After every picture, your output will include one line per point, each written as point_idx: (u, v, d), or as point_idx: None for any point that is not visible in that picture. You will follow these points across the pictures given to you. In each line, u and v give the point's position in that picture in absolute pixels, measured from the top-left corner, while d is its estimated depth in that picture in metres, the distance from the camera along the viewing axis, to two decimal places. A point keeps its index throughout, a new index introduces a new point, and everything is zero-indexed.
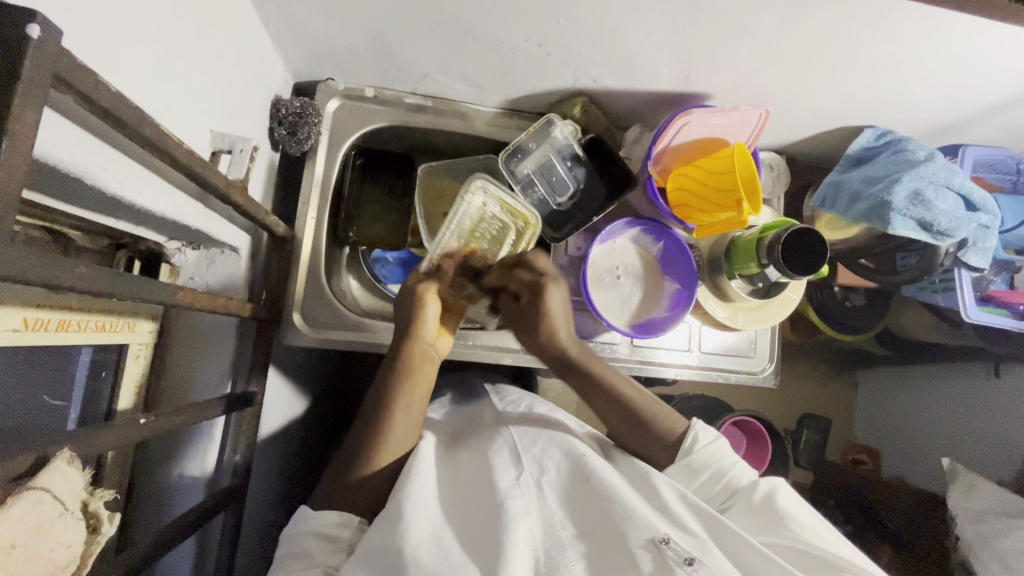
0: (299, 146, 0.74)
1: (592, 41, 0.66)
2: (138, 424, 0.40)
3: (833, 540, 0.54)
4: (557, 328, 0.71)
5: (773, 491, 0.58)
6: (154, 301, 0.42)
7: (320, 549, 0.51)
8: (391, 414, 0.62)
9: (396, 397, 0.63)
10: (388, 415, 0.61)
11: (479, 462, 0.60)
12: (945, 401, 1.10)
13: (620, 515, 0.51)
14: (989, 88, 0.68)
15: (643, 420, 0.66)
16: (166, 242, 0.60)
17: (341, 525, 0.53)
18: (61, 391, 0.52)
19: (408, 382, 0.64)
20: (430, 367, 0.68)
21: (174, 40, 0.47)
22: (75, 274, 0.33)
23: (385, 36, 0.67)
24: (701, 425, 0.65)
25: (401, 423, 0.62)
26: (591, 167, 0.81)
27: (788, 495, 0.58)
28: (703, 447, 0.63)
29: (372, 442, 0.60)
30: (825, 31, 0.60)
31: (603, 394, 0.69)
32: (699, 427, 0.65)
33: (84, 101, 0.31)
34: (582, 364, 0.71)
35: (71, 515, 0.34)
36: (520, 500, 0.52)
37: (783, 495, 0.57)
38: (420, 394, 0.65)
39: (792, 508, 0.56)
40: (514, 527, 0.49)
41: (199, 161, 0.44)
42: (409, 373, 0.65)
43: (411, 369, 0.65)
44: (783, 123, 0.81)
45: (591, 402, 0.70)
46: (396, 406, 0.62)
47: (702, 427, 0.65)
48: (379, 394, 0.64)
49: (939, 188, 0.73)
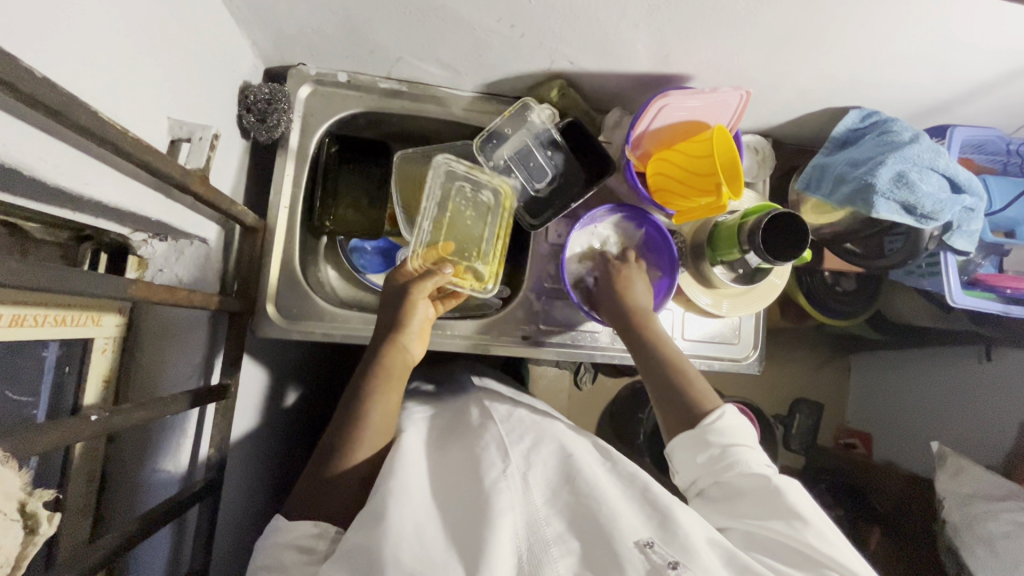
0: (270, 134, 0.72)
1: (566, 21, 0.64)
2: (89, 421, 0.39)
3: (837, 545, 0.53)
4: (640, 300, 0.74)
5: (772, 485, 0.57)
6: (106, 295, 0.41)
7: (293, 561, 0.51)
8: (365, 404, 0.61)
9: (372, 395, 0.61)
10: (363, 412, 0.60)
11: (466, 459, 0.59)
12: (936, 385, 1.09)
13: (605, 515, 0.50)
14: (978, 65, 0.66)
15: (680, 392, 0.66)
16: (131, 235, 0.57)
17: (317, 535, 0.53)
18: (25, 388, 0.51)
19: (389, 385, 0.62)
20: (409, 371, 0.66)
21: (121, 24, 0.46)
22: (7, 269, 0.32)
23: (354, 18, 0.65)
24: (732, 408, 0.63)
25: (378, 423, 0.61)
26: (571, 153, 0.79)
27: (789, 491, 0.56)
28: (726, 428, 0.61)
29: (348, 440, 0.59)
30: (803, 9, 0.58)
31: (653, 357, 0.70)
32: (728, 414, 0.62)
33: (6, 88, 0.30)
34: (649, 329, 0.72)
35: (3, 517, 0.32)
36: (505, 496, 0.52)
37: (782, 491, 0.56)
38: (400, 394, 0.64)
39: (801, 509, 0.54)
40: (499, 525, 0.48)
41: (150, 151, 0.43)
42: (391, 378, 0.63)
43: (393, 375, 0.63)
44: (767, 105, 0.79)
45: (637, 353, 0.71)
46: (369, 393, 0.61)
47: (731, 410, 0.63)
48: (357, 387, 0.63)
49: (924, 169, 0.71)
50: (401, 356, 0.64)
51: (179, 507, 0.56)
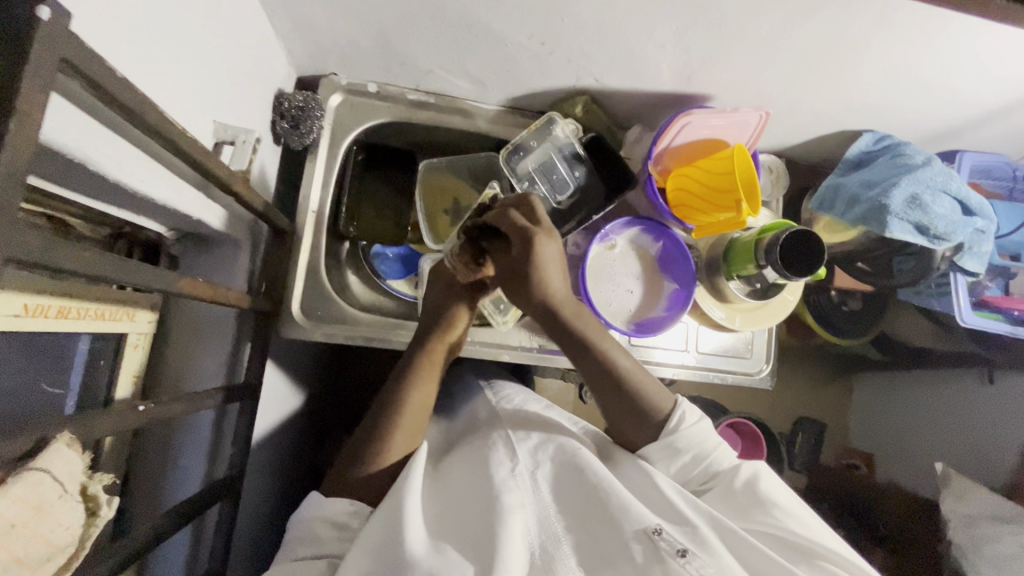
0: (301, 140, 0.74)
1: (595, 40, 0.66)
2: (135, 409, 0.41)
3: (816, 526, 0.54)
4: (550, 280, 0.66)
5: (755, 476, 0.57)
6: (155, 289, 0.42)
7: (328, 535, 0.51)
8: (399, 415, 0.61)
9: (414, 380, 0.65)
10: (391, 426, 0.60)
11: (471, 462, 0.60)
12: (939, 405, 1.10)
13: (614, 506, 0.51)
14: (990, 94, 0.69)
15: (635, 397, 0.63)
16: (165, 233, 0.60)
17: (352, 513, 0.53)
18: (58, 379, 0.51)
19: (425, 372, 0.66)
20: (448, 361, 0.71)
21: (174, 25, 0.47)
22: (78, 258, 0.33)
23: (390, 31, 0.67)
24: (687, 404, 0.64)
25: (407, 430, 0.61)
26: (591, 166, 0.81)
27: (770, 481, 0.57)
28: (688, 429, 0.61)
29: (385, 427, 0.60)
30: (825, 34, 0.61)
31: (598, 365, 0.65)
32: (686, 407, 0.63)
33: (91, 86, 0.32)
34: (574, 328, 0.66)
35: (70, 498, 0.36)
36: (515, 493, 0.53)
37: (765, 481, 0.57)
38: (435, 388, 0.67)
39: (776, 494, 0.55)
40: (509, 519, 0.49)
41: (202, 150, 0.44)
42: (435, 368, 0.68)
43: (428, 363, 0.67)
44: (783, 126, 0.81)
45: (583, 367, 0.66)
46: (405, 395, 0.63)
47: (690, 406, 0.64)
48: (396, 375, 0.66)
49: (936, 192, 0.74)
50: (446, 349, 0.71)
51: (202, 504, 0.56)
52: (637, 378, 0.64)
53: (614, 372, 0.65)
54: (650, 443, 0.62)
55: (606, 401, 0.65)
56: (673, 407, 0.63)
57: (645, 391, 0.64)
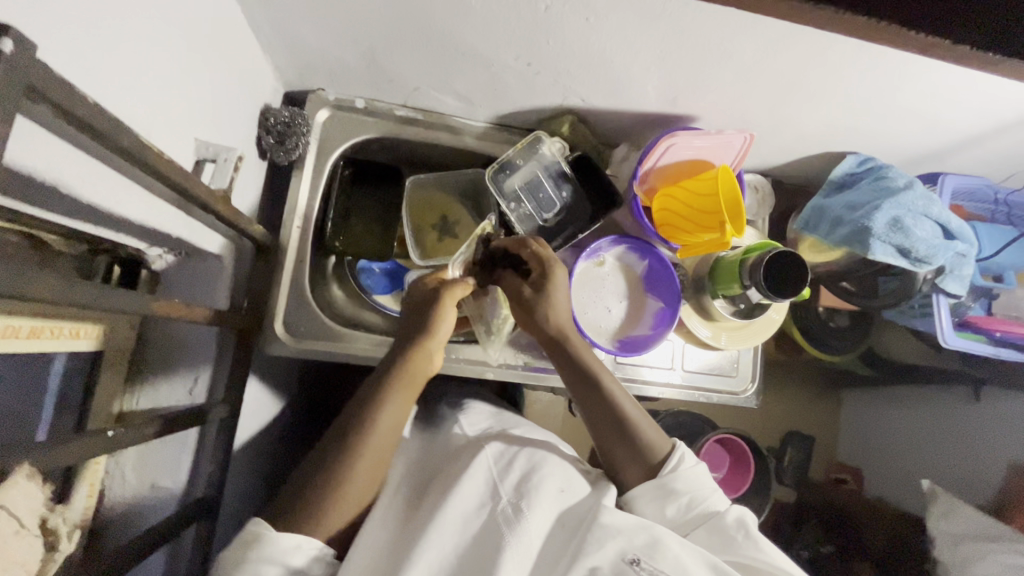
0: (287, 155, 0.74)
1: (581, 61, 0.67)
2: (104, 435, 0.40)
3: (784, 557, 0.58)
4: (558, 309, 0.70)
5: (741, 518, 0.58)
6: (128, 312, 0.41)
7: None
8: (370, 429, 0.56)
9: (389, 391, 0.59)
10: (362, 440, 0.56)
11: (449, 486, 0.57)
12: (924, 423, 1.10)
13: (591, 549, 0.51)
14: (970, 120, 0.70)
15: (633, 435, 0.64)
16: (146, 249, 0.55)
17: (314, 558, 0.50)
18: (32, 399, 0.50)
19: (407, 383, 0.61)
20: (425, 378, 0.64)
21: (154, 43, 0.47)
22: (46, 284, 0.32)
23: (376, 48, 0.67)
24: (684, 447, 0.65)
25: (377, 447, 0.56)
26: (578, 184, 0.82)
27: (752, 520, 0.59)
28: (686, 472, 0.61)
29: (357, 443, 0.55)
30: (807, 61, 0.61)
31: (599, 399, 0.66)
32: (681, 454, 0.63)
33: (59, 111, 0.31)
34: (579, 359, 0.68)
35: (27, 534, 0.35)
36: (496, 528, 0.52)
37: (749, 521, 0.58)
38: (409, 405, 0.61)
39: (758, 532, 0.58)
40: (502, 563, 0.48)
41: (178, 171, 0.44)
42: (413, 380, 0.62)
43: (415, 375, 0.62)
44: (768, 147, 0.82)
45: (581, 399, 0.67)
46: (379, 407, 0.58)
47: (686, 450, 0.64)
48: (371, 385, 0.61)
49: (917, 216, 0.75)
50: (426, 360, 0.64)
51: (175, 526, 0.55)
52: (636, 417, 0.65)
53: (615, 407, 0.65)
54: (643, 483, 0.62)
55: (601, 435, 0.65)
56: (671, 452, 0.64)
57: (643, 430, 0.64)
